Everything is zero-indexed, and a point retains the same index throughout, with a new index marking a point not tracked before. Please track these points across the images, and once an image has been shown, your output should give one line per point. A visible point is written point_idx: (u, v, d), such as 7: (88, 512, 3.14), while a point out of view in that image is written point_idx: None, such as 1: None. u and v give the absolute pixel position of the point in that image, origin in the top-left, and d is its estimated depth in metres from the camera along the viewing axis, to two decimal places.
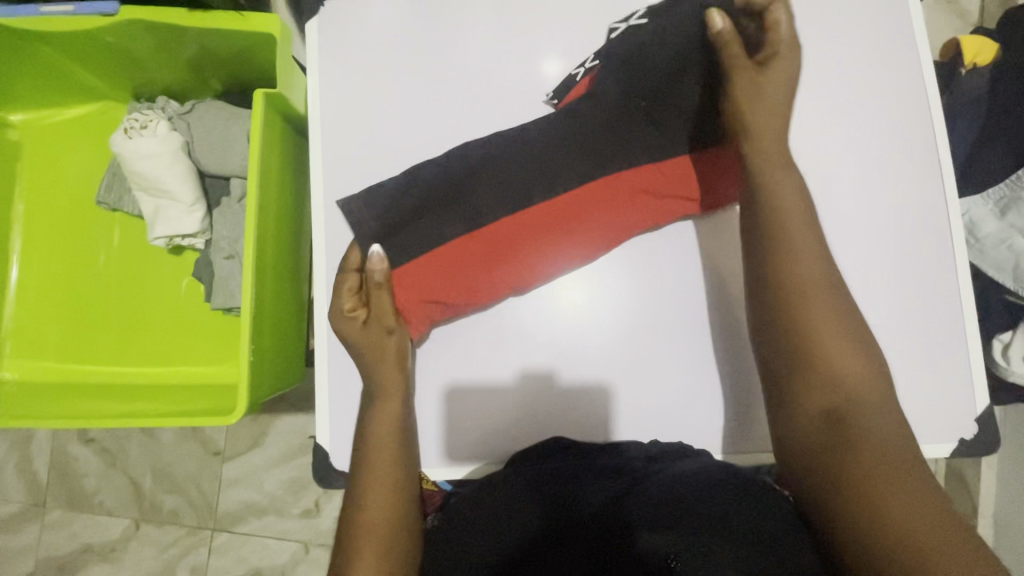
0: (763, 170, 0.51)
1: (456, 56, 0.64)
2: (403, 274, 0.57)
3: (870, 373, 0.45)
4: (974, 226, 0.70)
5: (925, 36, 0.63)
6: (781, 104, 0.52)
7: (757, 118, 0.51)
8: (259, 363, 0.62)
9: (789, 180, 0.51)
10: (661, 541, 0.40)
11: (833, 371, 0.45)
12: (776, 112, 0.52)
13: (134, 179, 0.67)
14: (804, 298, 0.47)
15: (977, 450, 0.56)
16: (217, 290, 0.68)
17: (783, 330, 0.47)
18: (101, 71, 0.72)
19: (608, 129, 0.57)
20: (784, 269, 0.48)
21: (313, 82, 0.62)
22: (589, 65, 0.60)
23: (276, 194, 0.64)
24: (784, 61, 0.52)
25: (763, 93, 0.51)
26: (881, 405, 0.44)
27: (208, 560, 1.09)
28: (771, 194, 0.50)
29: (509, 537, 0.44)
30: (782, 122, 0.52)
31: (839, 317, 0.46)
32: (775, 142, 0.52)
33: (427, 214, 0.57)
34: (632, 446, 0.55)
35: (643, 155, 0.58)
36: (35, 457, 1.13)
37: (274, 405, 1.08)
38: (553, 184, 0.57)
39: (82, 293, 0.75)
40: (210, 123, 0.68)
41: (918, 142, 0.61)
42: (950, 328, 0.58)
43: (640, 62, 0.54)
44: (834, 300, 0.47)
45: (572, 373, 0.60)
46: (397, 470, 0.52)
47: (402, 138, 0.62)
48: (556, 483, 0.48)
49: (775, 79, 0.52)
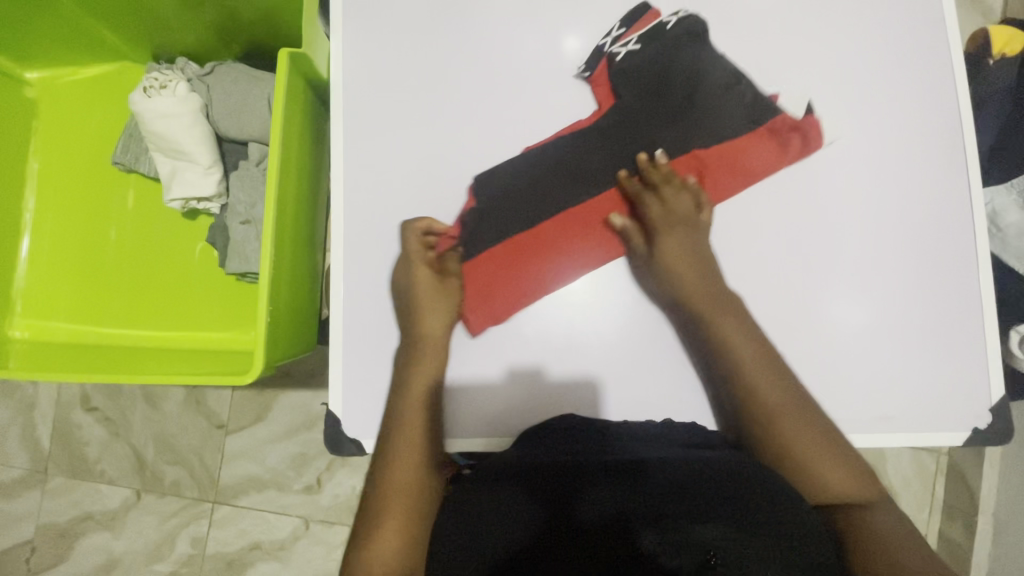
0: (712, 322, 0.57)
1: (481, 27, 0.63)
2: (469, 272, 0.60)
3: (840, 465, 0.52)
4: (997, 216, 0.69)
5: (956, 21, 0.62)
6: (694, 267, 0.59)
7: (684, 283, 0.58)
8: (274, 325, 0.61)
9: (732, 321, 0.57)
10: (702, 533, 0.40)
11: (810, 469, 0.52)
12: (692, 273, 0.58)
13: (152, 139, 0.66)
14: (774, 417, 0.54)
15: (989, 439, 0.56)
16: (232, 254, 0.67)
17: (756, 432, 0.54)
18: (120, 31, 0.71)
19: (633, 129, 0.61)
20: (754, 400, 0.54)
21: (337, 46, 0.62)
22: (616, 34, 0.63)
23: (296, 159, 0.63)
24: (676, 225, 0.60)
25: (677, 265, 0.59)
26: (855, 495, 0.52)
27: (208, 532, 1.09)
28: (724, 326, 0.56)
29: (515, 539, 0.42)
30: (701, 280, 0.58)
31: (802, 423, 0.54)
32: (706, 295, 0.57)
33: (488, 215, 0.60)
34: (631, 428, 0.55)
35: (670, 141, 0.61)
36: (38, 424, 1.13)
37: (279, 380, 1.09)
38: (588, 185, 0.61)
39: (94, 256, 0.75)
40: (229, 85, 0.68)
41: (944, 129, 0.61)
42: (969, 317, 0.58)
43: (647, 65, 0.61)
44: (797, 408, 0.54)
45: (559, 367, 0.58)
46: (422, 438, 0.55)
47: (424, 109, 0.62)
48: (559, 480, 0.46)
49: (677, 246, 0.59)
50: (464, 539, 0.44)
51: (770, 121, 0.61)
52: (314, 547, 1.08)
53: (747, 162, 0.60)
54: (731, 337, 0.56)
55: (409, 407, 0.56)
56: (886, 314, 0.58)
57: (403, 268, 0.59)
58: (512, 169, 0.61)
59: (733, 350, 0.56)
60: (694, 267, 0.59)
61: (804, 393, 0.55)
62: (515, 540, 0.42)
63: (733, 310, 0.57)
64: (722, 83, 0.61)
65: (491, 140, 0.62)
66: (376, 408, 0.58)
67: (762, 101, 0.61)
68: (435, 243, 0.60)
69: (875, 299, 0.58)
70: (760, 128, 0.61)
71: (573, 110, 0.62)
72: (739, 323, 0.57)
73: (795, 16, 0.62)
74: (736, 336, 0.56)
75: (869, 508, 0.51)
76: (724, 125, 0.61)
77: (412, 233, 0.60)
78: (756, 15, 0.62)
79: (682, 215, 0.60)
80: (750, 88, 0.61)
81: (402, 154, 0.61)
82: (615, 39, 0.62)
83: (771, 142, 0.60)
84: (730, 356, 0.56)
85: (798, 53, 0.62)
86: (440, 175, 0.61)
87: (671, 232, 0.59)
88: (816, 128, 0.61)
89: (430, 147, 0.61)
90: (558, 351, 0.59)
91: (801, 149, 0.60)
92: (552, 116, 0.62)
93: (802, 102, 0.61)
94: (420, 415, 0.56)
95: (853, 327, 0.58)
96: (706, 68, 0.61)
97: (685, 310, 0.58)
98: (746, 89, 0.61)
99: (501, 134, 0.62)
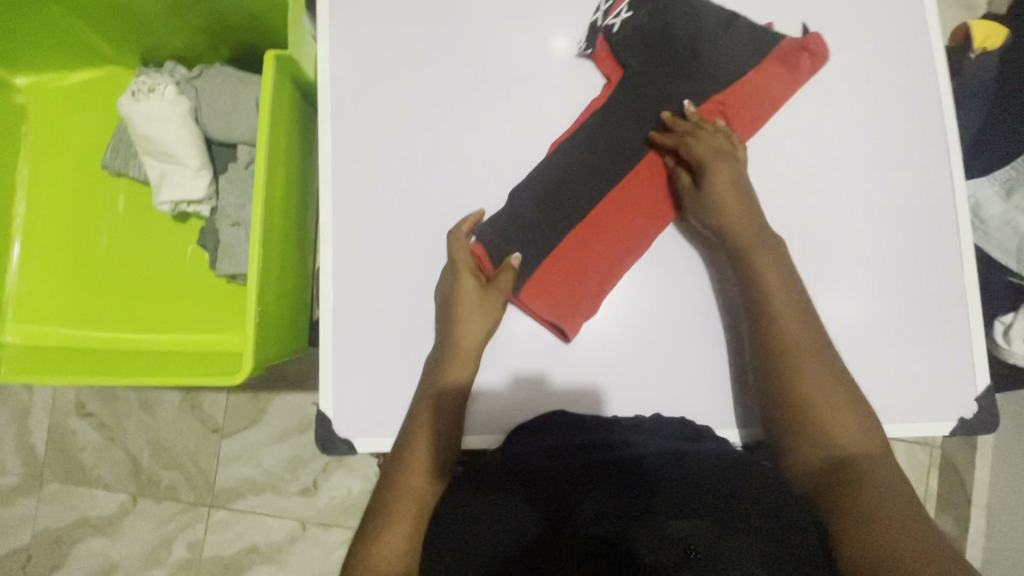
0: (751, 255, 0.56)
1: (467, 28, 0.63)
2: (529, 284, 0.59)
3: (856, 421, 0.51)
4: (980, 207, 0.69)
5: (936, 18, 0.63)
6: (740, 204, 0.58)
7: (728, 216, 0.58)
8: (264, 326, 0.62)
9: (768, 255, 0.56)
10: (683, 528, 0.40)
11: (830, 428, 0.50)
12: (741, 208, 0.58)
13: (141, 142, 0.67)
14: (798, 363, 0.52)
15: (976, 429, 0.57)
16: (222, 256, 0.68)
17: (778, 389, 0.53)
18: (108, 36, 0.72)
19: (648, 88, 0.62)
20: (791, 373, 0.52)
21: (323, 49, 0.62)
22: (605, 8, 0.62)
23: (285, 162, 0.64)
24: (720, 164, 0.59)
25: (726, 201, 0.58)
26: (870, 448, 0.50)
27: (204, 536, 1.09)
28: (757, 276, 0.55)
29: (507, 543, 0.43)
30: (749, 215, 0.58)
31: (828, 376, 0.52)
32: (750, 230, 0.57)
33: (534, 216, 0.59)
34: (627, 421, 0.55)
35: (689, 89, 0.62)
36: (33, 430, 1.13)
37: (275, 382, 1.09)
38: (619, 159, 0.61)
39: (85, 261, 0.75)
40: (217, 89, 0.68)
41: (925, 124, 0.61)
42: (953, 309, 0.59)
43: (647, 27, 0.61)
44: (817, 353, 0.53)
45: (564, 376, 0.59)
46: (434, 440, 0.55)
47: (412, 109, 0.62)
48: (550, 481, 0.46)
49: (726, 180, 0.58)
50: (458, 542, 0.45)
51: (776, 50, 0.61)
52: (310, 550, 1.08)
53: (769, 92, 0.61)
54: (765, 270, 0.55)
55: (424, 407, 0.55)
56: (871, 307, 0.59)
57: (451, 282, 0.58)
58: (547, 166, 0.60)
59: (766, 290, 0.55)
60: (740, 205, 0.58)
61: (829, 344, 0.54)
62: (508, 544, 0.43)
63: (771, 248, 0.57)
64: (719, 23, 0.61)
65: (479, 139, 0.62)
66: (366, 407, 0.58)
67: (763, 31, 0.61)
68: (423, 242, 0.61)
69: (861, 292, 0.59)
70: (767, 60, 0.61)
71: (560, 109, 0.63)
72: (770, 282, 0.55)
73: (776, 16, 0.63)
74: (772, 276, 0.55)
75: (880, 459, 0.49)
76: (732, 66, 0.61)
77: (455, 242, 0.59)
78: (737, 14, 0.63)
79: (720, 153, 0.59)
80: (748, 23, 0.62)
81: (390, 156, 0.61)
82: (606, 10, 0.62)
83: (784, 71, 0.61)
84: (764, 296, 0.55)
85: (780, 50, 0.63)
86: (428, 174, 0.61)
87: (716, 166, 0.58)
88: (799, 124, 0.61)
89: (417, 146, 0.62)
90: (548, 348, 0.60)
91: (812, 68, 0.61)
92: (539, 115, 0.62)
93: (796, 27, 0.63)
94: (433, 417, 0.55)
95: (839, 319, 0.58)
96: (701, 14, 0.61)
97: (728, 245, 0.58)
98: (744, 26, 0.61)
99: (489, 133, 0.62)
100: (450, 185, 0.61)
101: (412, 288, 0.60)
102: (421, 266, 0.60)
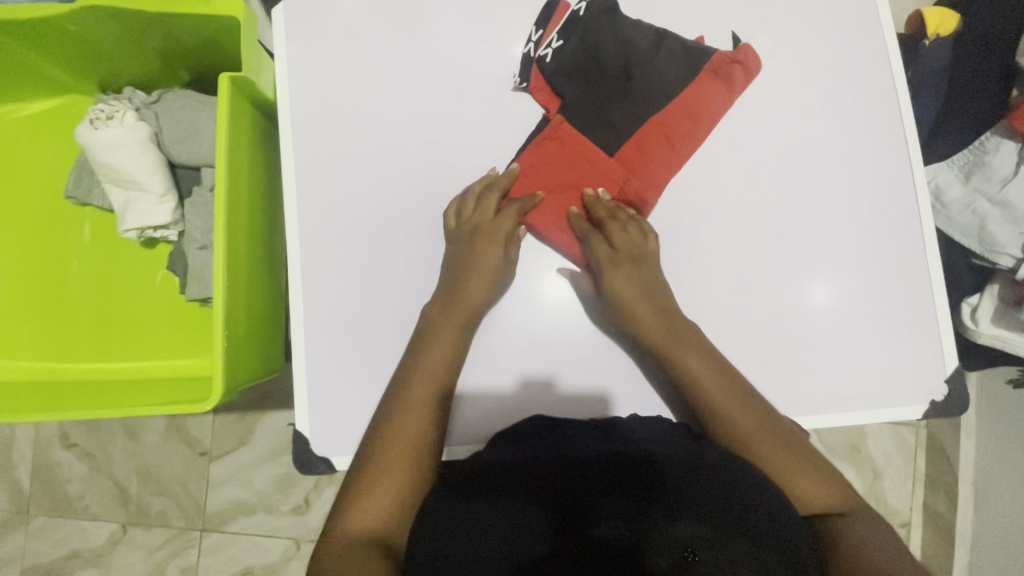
0: (673, 358, 0.57)
1: (425, 40, 0.63)
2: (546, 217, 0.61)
3: (815, 482, 0.52)
4: (939, 192, 0.71)
5: (888, 10, 0.64)
6: (649, 301, 0.59)
7: (636, 315, 0.58)
8: (235, 349, 0.61)
9: (694, 353, 0.57)
10: (681, 529, 0.40)
11: (792, 488, 0.52)
12: (648, 310, 0.58)
13: (102, 171, 0.66)
14: (735, 428, 0.54)
15: (947, 411, 0.58)
16: (192, 280, 0.68)
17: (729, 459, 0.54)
18: (63, 64, 0.70)
19: (591, 111, 0.61)
20: (726, 432, 0.54)
21: (281, 67, 0.61)
22: (535, 38, 0.62)
23: (247, 184, 0.64)
24: (627, 259, 0.59)
25: (627, 302, 0.58)
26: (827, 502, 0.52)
27: (197, 561, 1.08)
28: (682, 365, 0.56)
29: (510, 543, 0.41)
30: (658, 315, 0.58)
31: (781, 446, 0.53)
32: (662, 331, 0.57)
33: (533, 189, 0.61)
34: (639, 422, 0.55)
35: (631, 109, 0.60)
36: (17, 464, 1.11)
37: (260, 401, 1.08)
38: (584, 167, 0.61)
39: (56, 293, 0.74)
40: (177, 112, 0.68)
41: (880, 114, 0.63)
42: (918, 295, 0.60)
43: (578, 53, 0.61)
44: (761, 416, 0.55)
45: (567, 378, 0.60)
46: (428, 423, 0.55)
47: (375, 123, 0.62)
48: (556, 479, 0.43)
49: (625, 284, 0.59)
50: (458, 539, 0.42)
51: (708, 65, 0.61)
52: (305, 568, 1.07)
53: (706, 108, 0.61)
54: (694, 368, 0.56)
55: (417, 385, 0.55)
56: (838, 297, 0.60)
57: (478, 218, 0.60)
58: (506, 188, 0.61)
59: (699, 385, 0.56)
60: (645, 298, 0.59)
61: (778, 417, 0.55)
62: (515, 544, 0.41)
63: (691, 341, 0.57)
64: (650, 41, 0.61)
65: (444, 150, 0.62)
66: (344, 425, 0.58)
67: (693, 45, 0.61)
68: (395, 256, 0.61)
69: (831, 283, 0.60)
70: (702, 74, 0.61)
71: (523, 117, 0.63)
72: (701, 374, 0.56)
73: (731, 14, 0.64)
74: (696, 366, 0.56)
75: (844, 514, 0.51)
76: (667, 85, 0.60)
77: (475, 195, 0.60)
78: (694, 14, 0.64)
79: (628, 252, 0.59)
80: (678, 40, 0.61)
81: (356, 172, 0.61)
82: (536, 41, 0.62)
83: (717, 86, 0.61)
84: (699, 388, 0.56)
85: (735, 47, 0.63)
86: (395, 187, 0.61)
87: (614, 270, 0.59)
88: (760, 120, 0.62)
89: (383, 159, 0.61)
90: (524, 357, 0.60)
91: (746, 77, 0.61)
92: (503, 124, 0.63)
93: (728, 36, 0.63)
94: (427, 400, 0.55)
95: (807, 310, 0.60)
96: (631, 32, 0.61)
97: (645, 346, 0.58)
98: (674, 42, 0.61)
99: (454, 143, 0.62)
100: (419, 198, 0.61)
101: (385, 302, 0.60)
102: (392, 281, 0.60)
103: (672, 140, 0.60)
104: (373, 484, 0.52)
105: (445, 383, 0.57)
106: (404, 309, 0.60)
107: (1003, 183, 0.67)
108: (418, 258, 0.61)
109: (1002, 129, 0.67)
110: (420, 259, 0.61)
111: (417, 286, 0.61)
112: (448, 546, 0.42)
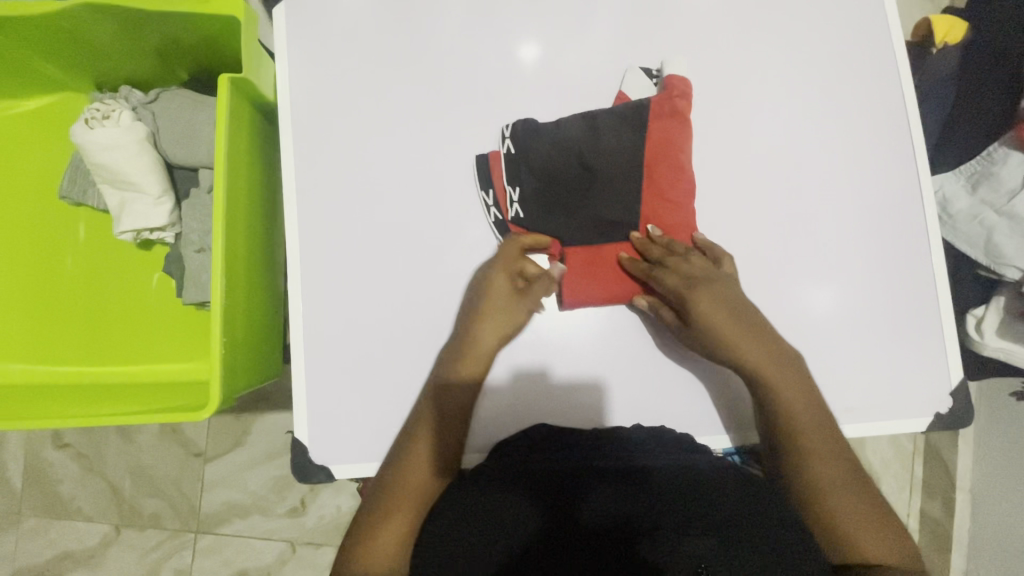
0: (770, 383, 0.55)
1: (428, 41, 0.62)
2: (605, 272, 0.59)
3: (882, 531, 0.51)
4: (946, 203, 0.71)
5: (896, 17, 0.64)
6: (742, 326, 0.56)
7: (740, 350, 0.55)
8: (232, 355, 0.60)
9: (790, 381, 0.55)
10: (691, 545, 0.39)
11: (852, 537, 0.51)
12: (736, 334, 0.56)
13: (97, 171, 0.65)
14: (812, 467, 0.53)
15: (951, 424, 0.58)
16: (189, 283, 0.67)
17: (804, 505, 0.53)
18: (58, 62, 0.69)
19: (588, 228, 0.59)
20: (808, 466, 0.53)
21: (282, 67, 0.60)
22: (492, 203, 0.59)
23: (246, 187, 0.63)
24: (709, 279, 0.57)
25: (727, 334, 0.55)
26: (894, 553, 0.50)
27: (191, 563, 1.07)
28: (774, 390, 0.54)
29: (512, 534, 0.41)
30: (756, 339, 0.55)
31: (852, 494, 0.52)
32: (762, 356, 0.55)
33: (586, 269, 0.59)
34: (647, 433, 0.55)
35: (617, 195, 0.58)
36: (8, 464, 1.09)
37: (255, 403, 1.07)
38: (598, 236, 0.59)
39: (46, 294, 0.73)
40: (174, 113, 0.67)
41: (886, 122, 0.62)
42: (923, 305, 0.60)
43: (545, 190, 0.59)
44: (841, 461, 0.54)
45: (568, 386, 0.59)
46: (436, 443, 0.54)
47: (376, 125, 0.61)
48: (561, 481, 0.44)
49: (708, 303, 0.56)
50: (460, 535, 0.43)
51: (651, 115, 0.59)
52: (301, 570, 1.06)
53: (673, 154, 0.58)
54: (789, 397, 0.54)
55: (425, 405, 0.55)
56: (844, 306, 0.59)
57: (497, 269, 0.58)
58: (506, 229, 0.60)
59: (792, 416, 0.54)
60: (729, 320, 0.56)
61: (859, 466, 0.54)
62: (517, 534, 0.41)
63: (787, 366, 0.55)
64: (584, 127, 0.59)
65: (446, 154, 0.61)
66: (342, 433, 0.57)
67: (627, 108, 0.59)
68: (396, 261, 0.59)
69: (836, 294, 0.60)
70: (650, 125, 0.58)
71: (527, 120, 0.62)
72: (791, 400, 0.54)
73: (739, 19, 0.63)
74: (795, 398, 0.54)
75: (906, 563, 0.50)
76: (629, 153, 0.58)
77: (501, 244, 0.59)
78: (702, 19, 0.63)
79: (701, 274, 0.57)
80: (606, 115, 0.59)
81: (356, 176, 0.60)
82: (496, 206, 0.59)
83: (670, 125, 0.58)
84: (789, 418, 0.54)
85: (743, 54, 0.63)
86: (397, 193, 0.60)
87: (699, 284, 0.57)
88: (767, 126, 0.62)
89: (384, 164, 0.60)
90: (531, 370, 0.59)
91: (687, 107, 0.60)
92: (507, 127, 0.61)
93: (735, 42, 0.63)
94: (439, 418, 0.55)
95: (812, 320, 0.59)
96: (562, 129, 0.59)
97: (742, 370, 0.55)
98: (605, 114, 0.59)
99: (456, 147, 0.61)
100: (421, 201, 0.60)
101: (385, 309, 0.59)
102: (393, 287, 0.59)
103: (660, 196, 0.58)
104: (386, 511, 0.52)
105: (458, 406, 0.56)
106: (405, 315, 0.59)
107: (1011, 195, 0.66)
108: (420, 264, 0.60)
109: (1008, 140, 0.68)
110: (422, 264, 0.60)
111: (418, 291, 0.59)
112: (451, 540, 0.43)
